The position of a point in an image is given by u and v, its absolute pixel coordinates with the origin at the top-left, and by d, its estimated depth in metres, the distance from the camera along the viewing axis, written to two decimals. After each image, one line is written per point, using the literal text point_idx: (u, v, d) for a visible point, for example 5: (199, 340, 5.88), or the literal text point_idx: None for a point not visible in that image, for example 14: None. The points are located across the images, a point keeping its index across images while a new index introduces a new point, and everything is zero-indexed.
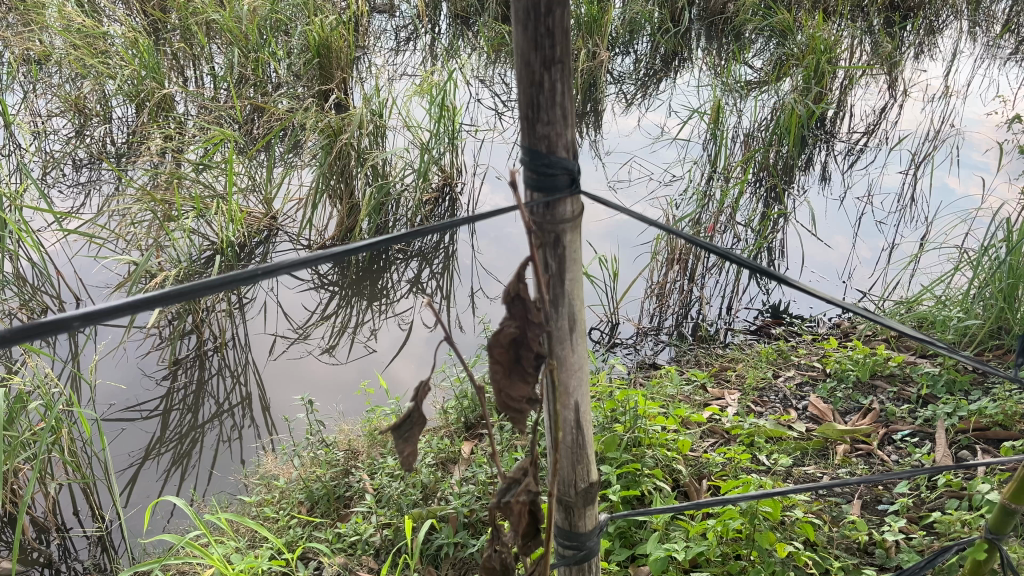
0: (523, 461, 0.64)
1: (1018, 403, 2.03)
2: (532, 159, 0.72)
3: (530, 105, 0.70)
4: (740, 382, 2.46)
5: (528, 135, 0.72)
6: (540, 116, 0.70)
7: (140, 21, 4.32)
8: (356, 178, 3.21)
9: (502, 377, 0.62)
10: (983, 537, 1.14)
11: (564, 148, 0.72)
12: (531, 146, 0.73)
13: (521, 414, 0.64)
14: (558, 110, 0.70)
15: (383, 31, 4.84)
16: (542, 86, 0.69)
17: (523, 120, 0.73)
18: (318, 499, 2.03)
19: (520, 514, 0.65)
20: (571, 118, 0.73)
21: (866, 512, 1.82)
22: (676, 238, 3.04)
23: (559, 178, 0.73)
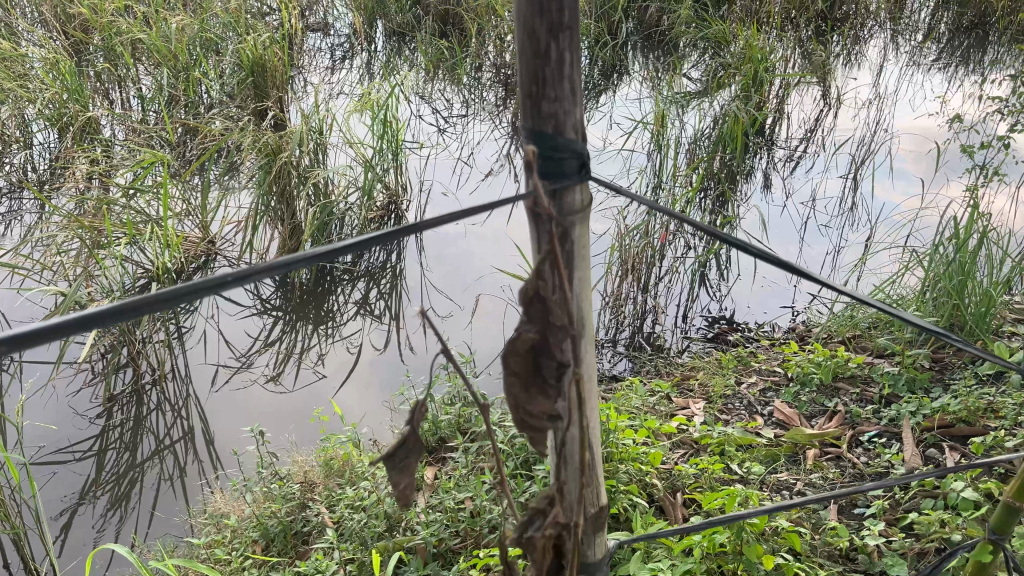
0: (547, 492, 0.60)
1: (979, 398, 2.02)
2: (537, 139, 0.68)
3: (535, 78, 0.66)
4: (704, 390, 2.42)
5: (532, 114, 0.68)
6: (546, 91, 0.66)
7: (62, 43, 4.09)
8: (298, 199, 3.10)
9: (520, 390, 0.58)
10: (987, 539, 1.20)
11: (571, 129, 0.68)
12: (536, 128, 0.68)
13: (539, 432, 0.60)
14: (566, 83, 0.66)
15: (317, 50, 4.72)
16: (548, 57, 0.65)
17: (525, 99, 0.68)
18: (274, 536, 1.91)
19: (544, 550, 0.60)
20: (579, 96, 0.68)
21: (843, 517, 1.80)
22: (629, 247, 2.98)
23: (567, 163, 0.69)
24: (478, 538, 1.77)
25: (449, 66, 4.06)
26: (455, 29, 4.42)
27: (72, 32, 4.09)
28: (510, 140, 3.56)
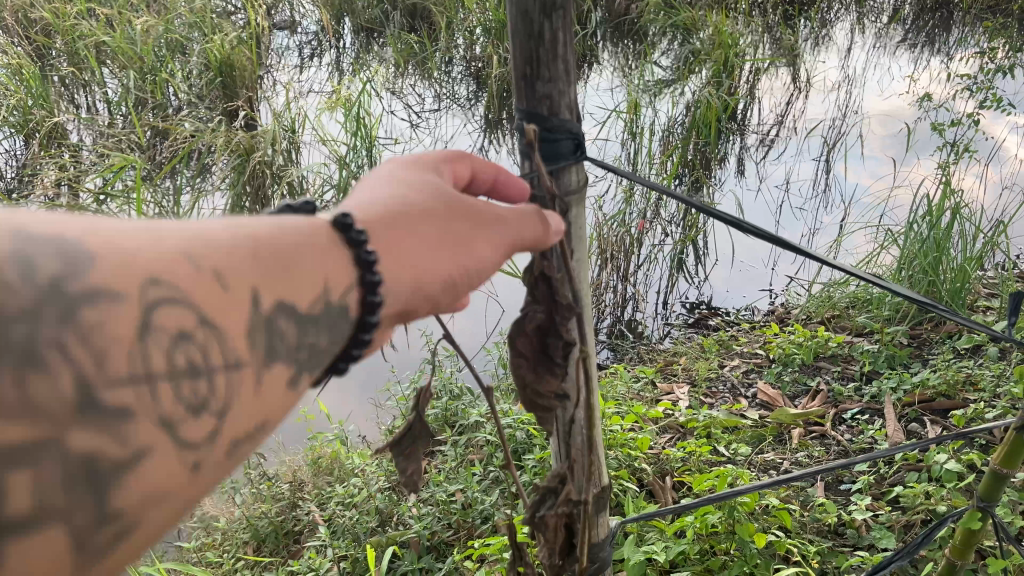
0: (555, 474, 0.82)
1: (958, 371, 2.05)
2: (535, 117, 0.84)
3: (531, 56, 0.82)
4: (688, 374, 2.45)
5: (529, 93, 0.84)
6: (540, 70, 0.83)
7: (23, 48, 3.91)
8: (273, 198, 3.08)
9: (527, 364, 0.80)
10: (975, 506, 1.28)
11: (564, 106, 0.84)
12: (534, 108, 0.85)
13: (546, 406, 0.81)
14: (558, 64, 0.82)
15: (285, 48, 4.58)
16: (542, 35, 0.81)
17: (522, 82, 0.85)
18: (265, 537, 1.90)
19: (554, 524, 0.83)
20: (571, 77, 0.85)
21: (831, 494, 1.83)
22: (608, 236, 2.88)
23: (562, 141, 0.84)
24: (470, 530, 1.77)
25: (420, 60, 4.01)
26: (425, 22, 4.36)
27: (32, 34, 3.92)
28: (484, 133, 3.53)
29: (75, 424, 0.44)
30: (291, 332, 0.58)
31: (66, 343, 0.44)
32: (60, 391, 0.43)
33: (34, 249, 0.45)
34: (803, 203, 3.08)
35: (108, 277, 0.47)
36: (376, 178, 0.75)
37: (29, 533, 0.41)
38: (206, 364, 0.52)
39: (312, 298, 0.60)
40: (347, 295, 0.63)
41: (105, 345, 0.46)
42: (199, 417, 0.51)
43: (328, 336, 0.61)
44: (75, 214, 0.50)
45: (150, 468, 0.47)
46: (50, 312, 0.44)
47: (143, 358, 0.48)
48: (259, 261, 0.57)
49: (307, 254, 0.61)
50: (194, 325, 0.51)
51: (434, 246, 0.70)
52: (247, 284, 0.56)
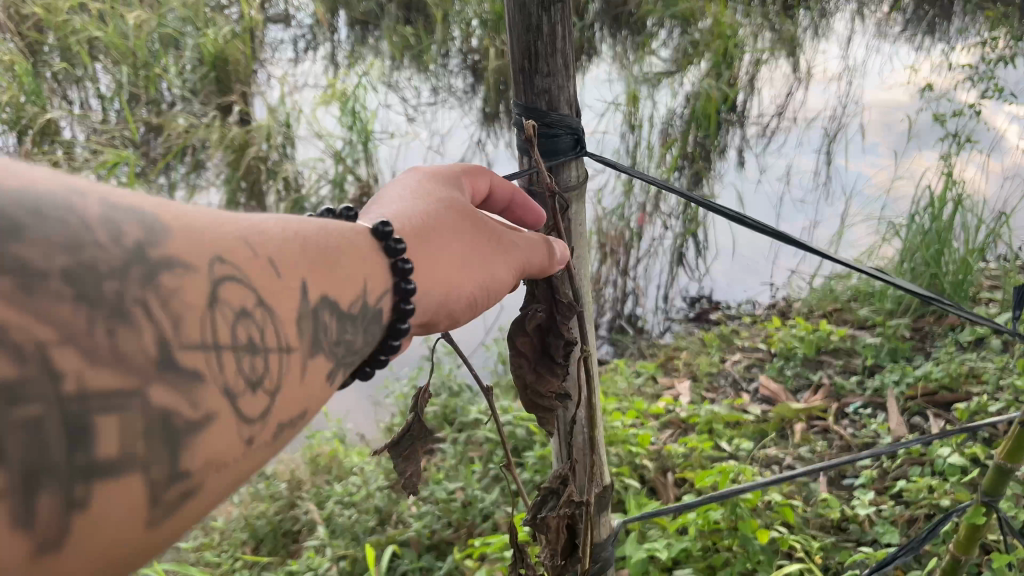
0: (557, 474, 0.83)
1: (961, 365, 2.04)
2: (534, 112, 0.87)
3: (530, 50, 0.85)
4: (689, 370, 2.44)
5: (528, 88, 0.87)
6: (539, 64, 0.85)
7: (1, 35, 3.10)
8: (268, 194, 3.06)
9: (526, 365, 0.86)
10: (980, 501, 1.27)
11: (562, 100, 0.87)
12: (533, 102, 0.87)
13: (549, 405, 0.87)
14: (557, 59, 0.85)
15: (273, 35, 3.34)
16: (540, 29, 0.84)
17: (521, 76, 0.87)
18: (263, 537, 1.89)
19: (557, 528, 0.82)
20: (570, 71, 0.87)
21: (833, 489, 1.82)
22: (608, 230, 2.85)
23: (561, 135, 0.87)
24: (471, 528, 1.76)
25: None
26: None
27: (11, 19, 3.08)
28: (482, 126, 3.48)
29: (158, 378, 0.46)
30: (331, 326, 0.64)
31: (149, 302, 0.47)
32: (146, 345, 0.46)
33: (119, 216, 0.48)
34: (804, 196, 3.02)
35: (182, 249, 0.51)
36: (402, 192, 0.83)
37: (117, 476, 0.42)
38: (259, 343, 0.55)
39: (348, 297, 0.66)
40: (382, 299, 0.70)
41: (181, 310, 0.49)
42: (255, 392, 0.53)
43: (362, 334, 0.67)
44: (152, 194, 0.54)
45: (215, 435, 0.49)
46: (136, 272, 0.47)
47: (212, 326, 0.51)
48: (306, 257, 0.64)
49: (346, 256, 0.68)
50: (250, 305, 0.55)
51: (458, 266, 0.79)
52: (298, 275, 0.62)
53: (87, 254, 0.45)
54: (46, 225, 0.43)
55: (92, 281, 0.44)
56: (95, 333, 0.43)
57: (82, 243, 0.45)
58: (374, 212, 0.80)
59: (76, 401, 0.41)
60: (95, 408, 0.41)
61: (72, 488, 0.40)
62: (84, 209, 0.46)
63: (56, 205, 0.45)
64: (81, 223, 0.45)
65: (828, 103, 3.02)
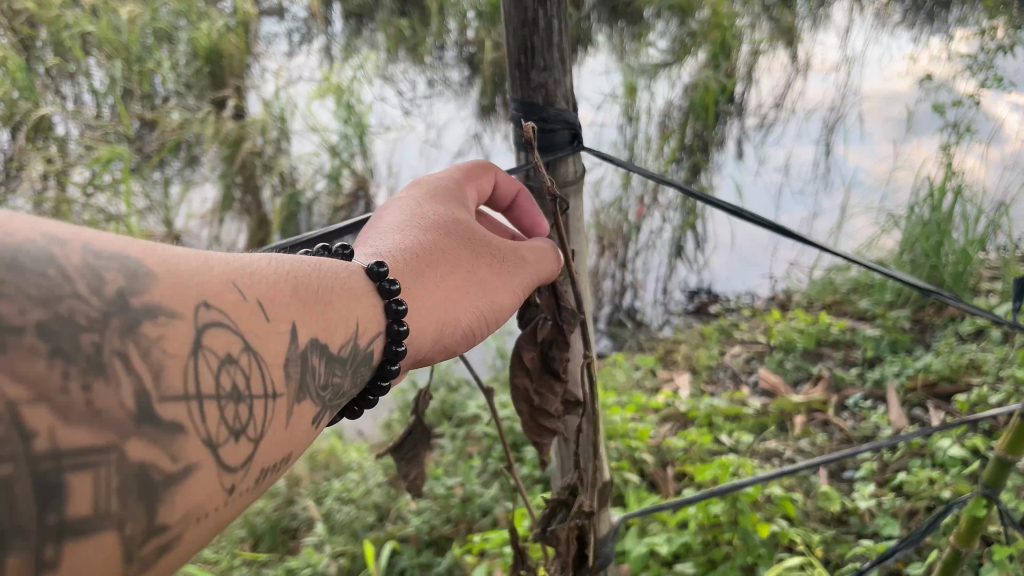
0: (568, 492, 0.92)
1: (961, 357, 2.03)
2: (531, 107, 0.85)
3: (526, 44, 0.83)
4: (688, 363, 2.43)
5: (526, 83, 0.85)
6: (536, 58, 0.84)
7: None
8: (264, 188, 3.07)
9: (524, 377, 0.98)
10: (980, 493, 1.26)
11: (558, 95, 0.86)
12: (529, 98, 0.86)
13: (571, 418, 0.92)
14: (554, 53, 0.84)
15: (267, 28, 3.21)
16: (536, 22, 0.82)
17: (517, 70, 0.86)
18: (262, 533, 1.88)
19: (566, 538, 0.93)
20: (567, 65, 0.86)
21: (834, 482, 1.82)
22: (606, 223, 2.82)
23: (559, 130, 0.86)
24: (471, 524, 1.76)
25: None
26: None
27: (2, 16, 2.88)
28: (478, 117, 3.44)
29: (140, 430, 0.44)
30: (321, 370, 0.63)
31: (128, 354, 0.45)
32: (123, 400, 0.44)
33: (101, 263, 0.47)
34: (803, 186, 3.02)
35: (168, 298, 0.50)
36: (403, 226, 0.91)
37: (89, 533, 0.40)
38: (248, 390, 0.54)
39: (339, 340, 0.67)
40: (373, 341, 0.73)
41: (164, 362, 0.47)
42: (238, 440, 0.52)
43: (350, 376, 0.69)
44: (138, 241, 0.53)
45: (196, 484, 0.47)
46: (116, 324, 0.46)
47: (197, 375, 0.49)
48: (298, 299, 0.64)
49: (340, 302, 0.70)
50: (240, 352, 0.54)
51: (461, 291, 0.87)
52: (288, 317, 0.62)
53: (64, 307, 0.43)
54: (28, 280, 0.42)
55: (68, 335, 0.42)
56: (70, 388, 0.41)
57: (59, 296, 0.43)
58: (380, 247, 0.87)
59: (46, 459, 0.39)
60: (67, 465, 0.40)
61: (41, 551, 0.38)
62: (66, 262, 0.45)
63: (35, 258, 0.43)
64: (63, 276, 0.44)
65: (829, 94, 2.91)
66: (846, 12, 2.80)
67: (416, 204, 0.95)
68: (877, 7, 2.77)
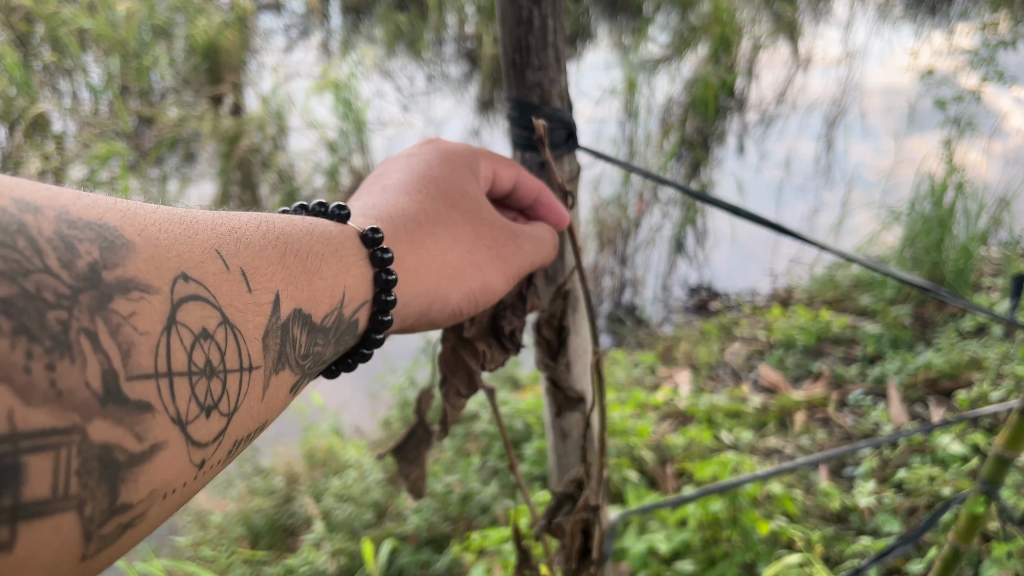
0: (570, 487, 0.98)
1: (961, 353, 2.03)
2: (526, 108, 0.85)
3: (521, 43, 0.83)
4: (689, 359, 2.43)
5: (520, 82, 0.85)
6: (531, 58, 0.84)
7: None
8: (262, 185, 3.06)
9: (471, 322, 0.94)
10: (979, 490, 1.25)
11: (553, 94, 0.85)
12: (524, 97, 0.85)
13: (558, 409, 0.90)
14: (548, 52, 0.84)
15: (265, 24, 3.10)
16: (531, 23, 0.83)
17: (512, 71, 0.86)
18: (260, 532, 1.88)
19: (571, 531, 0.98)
20: (561, 65, 0.86)
21: (835, 479, 1.81)
22: (605, 218, 2.76)
23: (555, 130, 0.85)
24: (469, 521, 1.75)
25: None
26: None
27: None
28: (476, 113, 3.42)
29: (107, 408, 0.43)
30: (300, 340, 0.65)
31: (96, 331, 0.44)
32: (88, 379, 0.43)
33: (76, 234, 0.46)
34: (804, 182, 3.04)
35: (143, 271, 0.49)
36: (404, 187, 0.94)
37: (46, 514, 0.39)
38: (222, 364, 0.53)
39: (317, 314, 0.68)
40: (359, 309, 0.76)
41: (133, 340, 0.46)
42: (209, 415, 0.51)
43: (332, 344, 0.71)
44: (116, 206, 0.52)
45: (162, 462, 0.46)
46: (87, 301, 0.44)
47: (168, 352, 0.48)
48: (279, 271, 0.64)
49: (326, 265, 0.73)
50: (216, 326, 0.53)
51: (450, 265, 0.89)
52: (270, 289, 0.62)
53: (30, 282, 0.41)
54: None
55: (35, 313, 0.41)
56: (33, 370, 0.40)
57: (27, 270, 0.41)
58: (377, 207, 0.90)
59: (4, 442, 0.37)
60: (24, 447, 0.38)
61: None
62: (38, 231, 0.43)
63: (6, 227, 0.42)
64: (33, 249, 0.42)
65: (829, 89, 2.86)
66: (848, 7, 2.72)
67: (423, 164, 0.96)
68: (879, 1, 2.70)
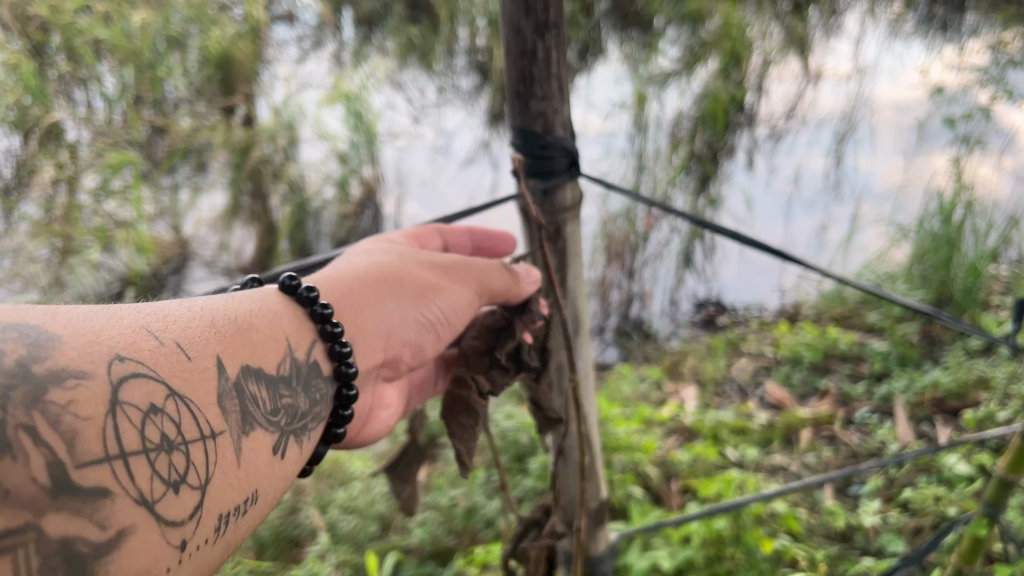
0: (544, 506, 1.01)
1: (969, 372, 2.03)
2: (529, 135, 0.87)
3: (526, 73, 0.84)
4: (695, 375, 2.42)
5: (524, 112, 0.87)
6: (535, 88, 0.85)
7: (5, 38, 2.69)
8: (272, 196, 3.14)
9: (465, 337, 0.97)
10: (983, 513, 1.25)
11: (556, 122, 0.87)
12: (528, 127, 0.87)
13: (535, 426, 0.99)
14: (552, 83, 0.85)
15: (278, 35, 3.11)
16: (535, 53, 0.83)
17: (516, 100, 0.87)
18: (266, 543, 1.88)
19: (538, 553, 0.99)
20: (565, 95, 0.88)
21: (840, 497, 1.81)
22: (614, 231, 2.79)
23: (557, 158, 0.88)
24: (474, 535, 1.75)
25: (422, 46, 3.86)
26: None
27: (12, 21, 2.69)
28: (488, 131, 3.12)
29: (61, 501, 0.48)
30: (260, 397, 0.70)
31: (35, 426, 0.48)
32: (33, 475, 0.47)
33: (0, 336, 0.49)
34: (813, 197, 3.01)
35: (78, 360, 0.53)
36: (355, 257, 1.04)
37: None
38: (180, 437, 0.58)
39: (270, 368, 0.73)
40: (313, 350, 0.80)
41: (76, 428, 0.50)
42: (177, 492, 0.56)
43: (301, 392, 0.77)
44: (44, 304, 0.55)
45: (131, 548, 0.51)
46: (21, 398, 0.48)
47: (118, 435, 0.53)
48: (220, 333, 0.69)
49: (263, 318, 0.76)
50: (163, 401, 0.57)
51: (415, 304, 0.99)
52: (213, 352, 0.66)
53: None
54: None
55: None
56: None
57: None
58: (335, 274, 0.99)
59: None
60: None
61: None
62: None
63: None
64: None
65: (840, 103, 2.87)
66: (859, 22, 2.78)
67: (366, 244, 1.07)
68: (890, 16, 2.75)
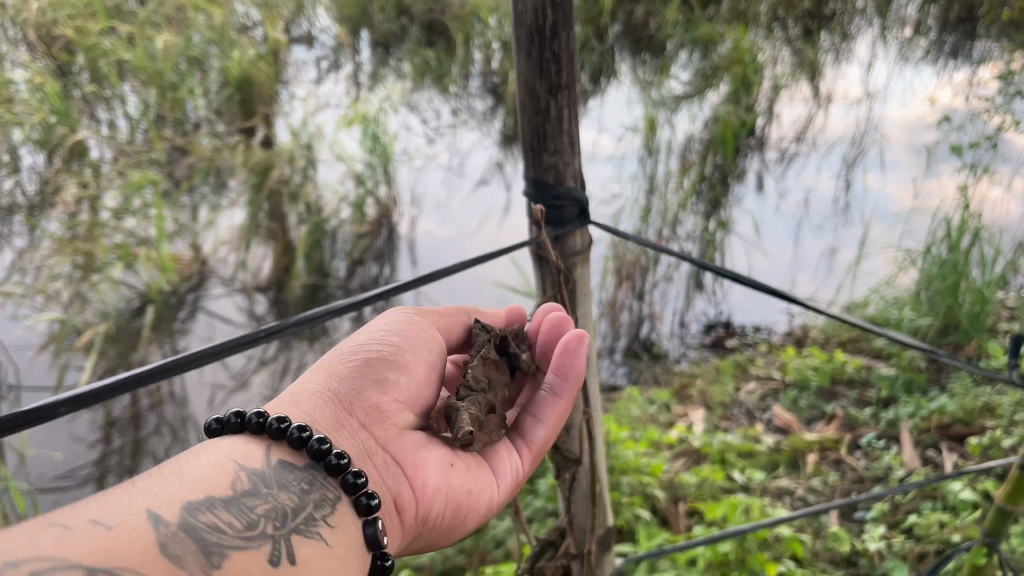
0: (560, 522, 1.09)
1: (975, 399, 2.05)
2: (544, 184, 1.03)
3: (541, 130, 1.00)
4: (705, 398, 2.45)
5: (539, 164, 1.03)
6: (549, 143, 1.01)
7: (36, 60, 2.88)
8: (288, 216, 3.07)
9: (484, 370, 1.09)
10: (981, 541, 1.28)
11: (566, 172, 1.03)
12: (541, 176, 1.03)
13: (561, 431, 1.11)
14: (562, 139, 1.00)
15: (298, 56, 3.22)
16: (549, 112, 0.99)
17: (532, 153, 1.03)
18: None
19: None
20: (574, 149, 1.03)
21: (845, 522, 1.83)
22: (624, 254, 2.88)
23: (568, 205, 1.03)
24: (483, 554, 1.78)
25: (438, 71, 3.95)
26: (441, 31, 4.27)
27: (40, 42, 2.87)
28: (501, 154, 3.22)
29: None
30: (216, 523, 0.71)
31: None
32: None
33: None
34: (823, 221, 2.98)
35: None
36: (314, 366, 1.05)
37: None
38: None
39: (219, 494, 0.75)
40: (272, 458, 0.83)
41: None
42: None
43: (271, 497, 0.78)
44: None
45: None
46: None
47: None
48: (145, 495, 0.70)
49: (194, 462, 0.79)
50: None
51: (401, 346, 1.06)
52: (139, 512, 0.67)
53: None
54: None
55: None
56: None
57: None
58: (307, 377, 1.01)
59: None
60: None
61: None
62: None
63: None
64: None
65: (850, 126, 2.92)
66: (868, 47, 2.92)
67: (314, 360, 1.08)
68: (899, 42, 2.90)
